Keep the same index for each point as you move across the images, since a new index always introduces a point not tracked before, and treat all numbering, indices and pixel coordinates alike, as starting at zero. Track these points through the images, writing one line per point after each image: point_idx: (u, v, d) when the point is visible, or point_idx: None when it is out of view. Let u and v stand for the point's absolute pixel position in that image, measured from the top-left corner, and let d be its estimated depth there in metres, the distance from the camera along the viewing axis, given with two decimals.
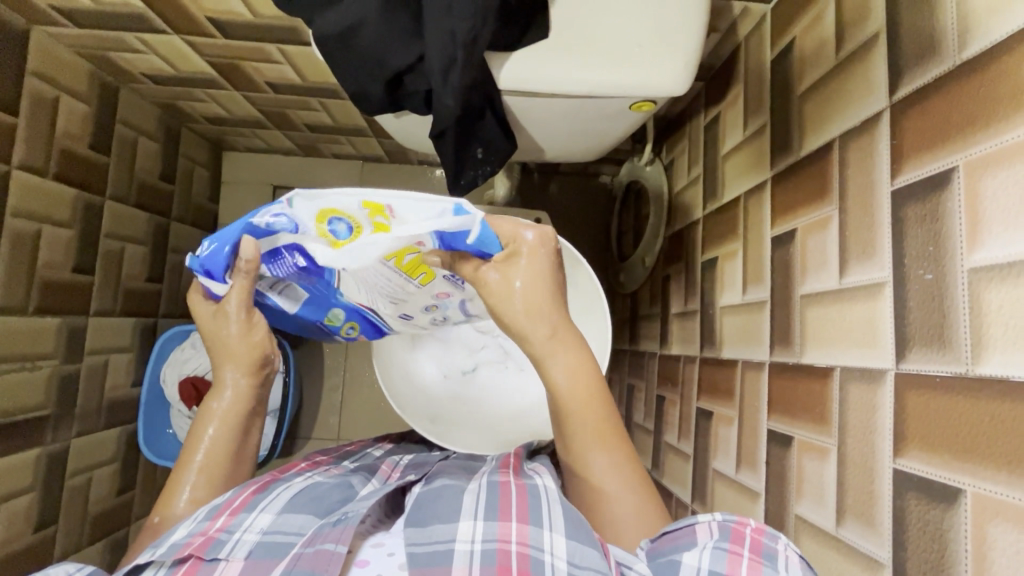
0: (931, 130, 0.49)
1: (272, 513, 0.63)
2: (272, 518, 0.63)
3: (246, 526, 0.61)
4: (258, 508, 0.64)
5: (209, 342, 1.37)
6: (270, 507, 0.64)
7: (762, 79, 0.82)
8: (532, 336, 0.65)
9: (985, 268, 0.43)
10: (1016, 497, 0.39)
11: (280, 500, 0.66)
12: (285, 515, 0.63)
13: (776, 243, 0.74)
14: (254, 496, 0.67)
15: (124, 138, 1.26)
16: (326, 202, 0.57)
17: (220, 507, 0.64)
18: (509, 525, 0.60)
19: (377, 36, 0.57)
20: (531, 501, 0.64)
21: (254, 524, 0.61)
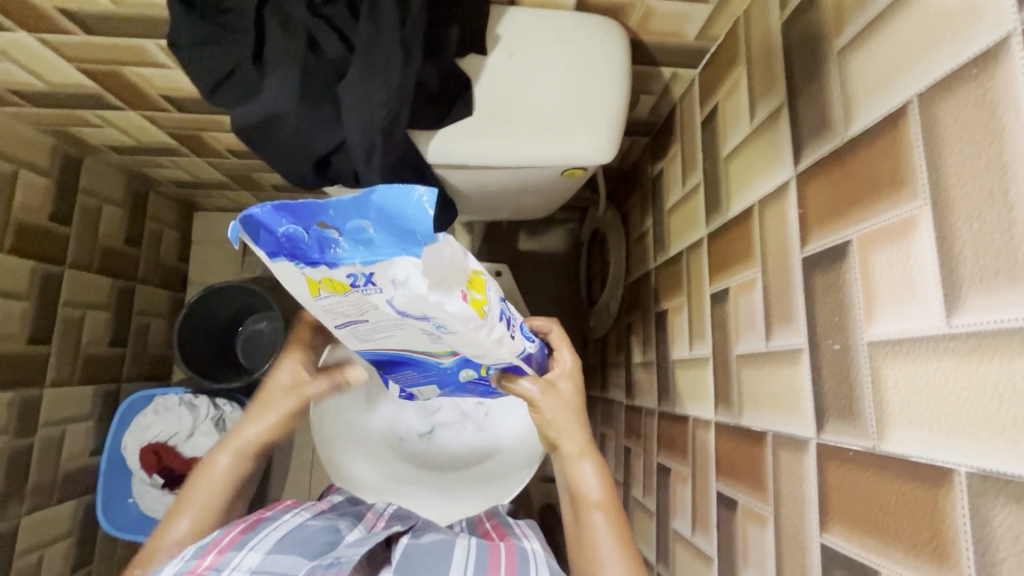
0: (831, 202, 0.50)
1: (261, 552, 0.60)
2: (261, 558, 0.59)
3: (235, 565, 0.57)
4: (247, 546, 0.61)
5: (171, 406, 1.35)
6: (259, 546, 0.61)
7: (694, 139, 0.84)
8: (569, 447, 0.75)
9: (881, 343, 0.43)
10: None
11: (268, 540, 0.63)
12: (274, 555, 0.60)
13: (714, 301, 0.75)
14: (241, 535, 0.63)
15: (87, 206, 1.27)
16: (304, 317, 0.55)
17: (208, 544, 0.61)
18: None
19: (297, 127, 0.57)
20: (520, 561, 0.63)
21: (243, 562, 0.58)
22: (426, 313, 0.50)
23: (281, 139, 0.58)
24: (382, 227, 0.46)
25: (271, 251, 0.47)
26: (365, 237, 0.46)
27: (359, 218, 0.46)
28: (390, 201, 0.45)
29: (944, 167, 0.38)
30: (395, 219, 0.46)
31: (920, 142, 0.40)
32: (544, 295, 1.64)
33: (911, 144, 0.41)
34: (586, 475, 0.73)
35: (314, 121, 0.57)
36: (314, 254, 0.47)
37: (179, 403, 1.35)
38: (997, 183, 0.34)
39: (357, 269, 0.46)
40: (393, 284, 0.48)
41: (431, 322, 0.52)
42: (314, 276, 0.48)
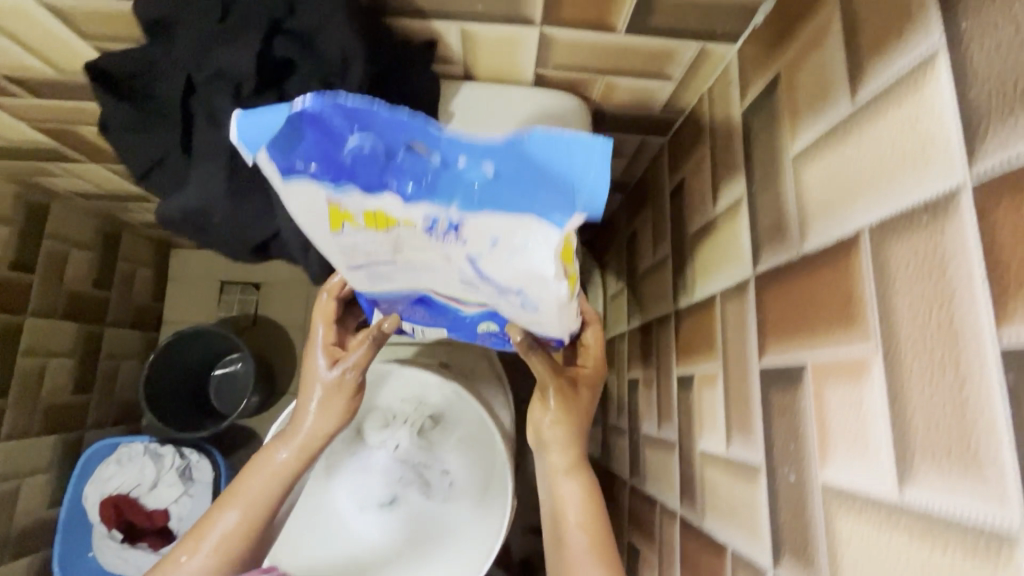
0: (787, 317, 0.47)
1: None
2: None
3: None
4: None
5: (135, 456, 1.30)
6: None
7: (663, 208, 0.82)
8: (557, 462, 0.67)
9: (835, 490, 0.39)
10: None
11: None
12: None
13: (680, 385, 0.71)
14: None
15: (53, 252, 1.24)
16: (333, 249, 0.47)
17: None
18: None
19: (227, 220, 0.54)
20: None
21: None
22: (523, 287, 0.47)
23: (213, 229, 0.56)
24: (511, 184, 0.40)
25: (294, 159, 0.39)
26: (478, 181, 0.40)
27: (468, 161, 0.39)
28: (529, 154, 0.39)
29: (898, 317, 0.34)
30: (530, 185, 0.40)
31: (873, 278, 0.36)
32: None
33: (863, 278, 0.37)
34: (569, 494, 0.65)
35: (244, 214, 0.54)
36: (372, 181, 0.40)
37: (143, 452, 1.30)
38: (949, 351, 0.31)
39: (444, 215, 0.42)
40: (492, 243, 0.44)
41: (511, 288, 0.48)
42: (356, 209, 0.42)
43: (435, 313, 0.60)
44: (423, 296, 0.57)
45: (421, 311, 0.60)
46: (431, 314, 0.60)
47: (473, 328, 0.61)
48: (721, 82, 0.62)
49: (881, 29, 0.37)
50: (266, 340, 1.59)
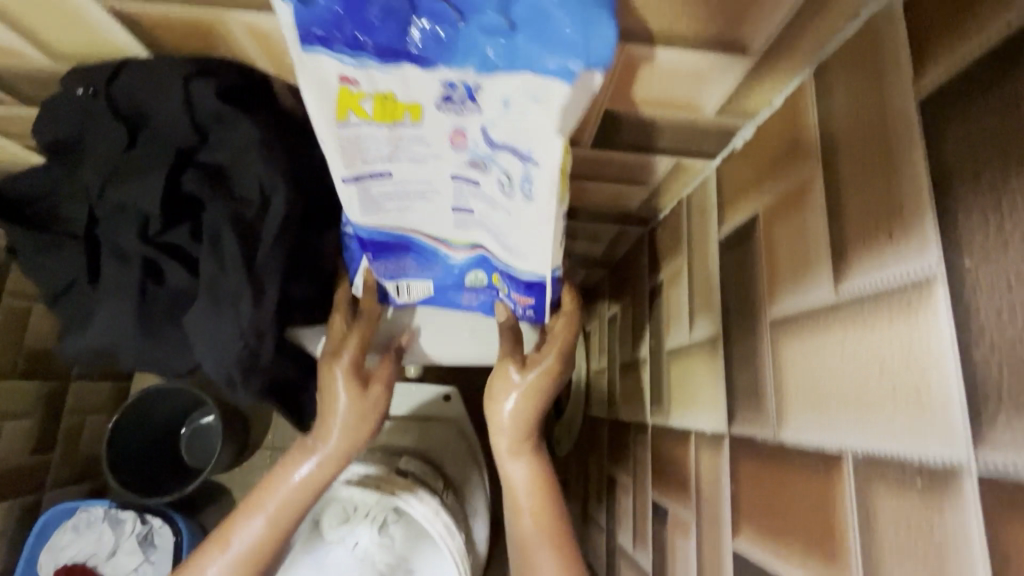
0: (762, 508, 0.40)
1: None
2: None
3: None
4: None
5: (93, 523, 1.24)
6: None
7: (642, 304, 0.76)
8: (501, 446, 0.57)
9: None
10: None
11: None
12: None
13: (655, 512, 0.65)
14: None
15: (13, 310, 1.19)
16: (337, 144, 0.41)
17: None
18: None
19: (140, 356, 0.48)
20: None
21: None
22: (533, 152, 0.39)
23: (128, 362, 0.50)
24: (530, 33, 0.33)
25: (304, 26, 0.33)
26: (498, 37, 0.33)
27: (492, 13, 0.33)
28: (544, 4, 0.32)
29: None
30: (550, 27, 0.32)
31: (857, 524, 0.30)
32: None
33: (846, 515, 0.31)
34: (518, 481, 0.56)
35: (159, 350, 0.48)
36: (387, 44, 0.34)
37: (102, 518, 1.24)
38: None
39: (464, 78, 0.35)
40: (504, 107, 0.37)
41: (524, 163, 0.40)
42: (367, 89, 0.37)
43: (421, 263, 0.54)
44: (420, 232, 0.50)
45: (404, 264, 0.54)
46: (423, 265, 0.54)
47: (460, 284, 0.56)
48: (699, 195, 0.56)
49: (871, 222, 0.31)
50: None
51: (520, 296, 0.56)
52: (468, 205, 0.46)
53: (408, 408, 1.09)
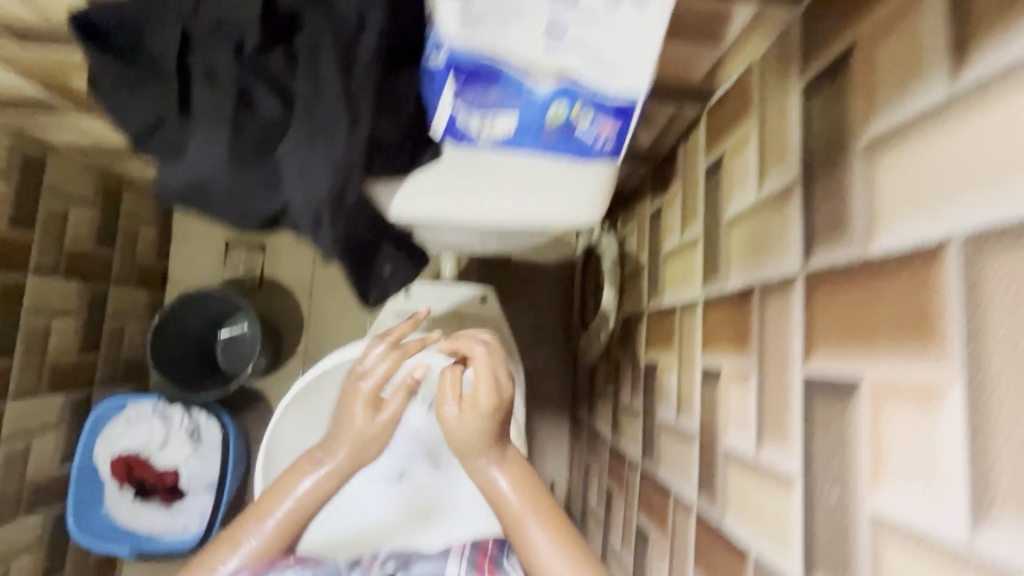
0: (841, 322, 0.43)
1: None
2: None
3: None
4: None
5: (143, 416, 1.31)
6: None
7: (696, 185, 0.76)
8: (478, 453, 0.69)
9: (888, 518, 0.36)
10: None
11: None
12: None
13: (705, 376, 0.68)
14: None
15: (52, 208, 1.20)
16: None
17: None
18: None
19: (231, 192, 0.50)
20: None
21: None
22: None
23: (218, 202, 0.52)
24: None
25: None
26: None
27: None
28: None
29: (988, 336, 0.30)
30: None
31: (960, 297, 0.32)
32: (535, 308, 1.58)
33: (946, 294, 0.33)
34: (503, 484, 0.68)
35: (250, 186, 0.50)
36: None
37: (151, 413, 1.32)
38: None
39: None
40: None
41: None
42: None
43: (503, 95, 0.53)
44: (507, 64, 0.51)
45: (486, 95, 0.53)
46: (503, 102, 0.53)
47: (540, 119, 0.54)
48: (778, 48, 0.55)
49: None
50: (272, 300, 1.58)
51: (605, 123, 0.55)
52: (565, 20, 0.48)
53: (447, 306, 1.13)
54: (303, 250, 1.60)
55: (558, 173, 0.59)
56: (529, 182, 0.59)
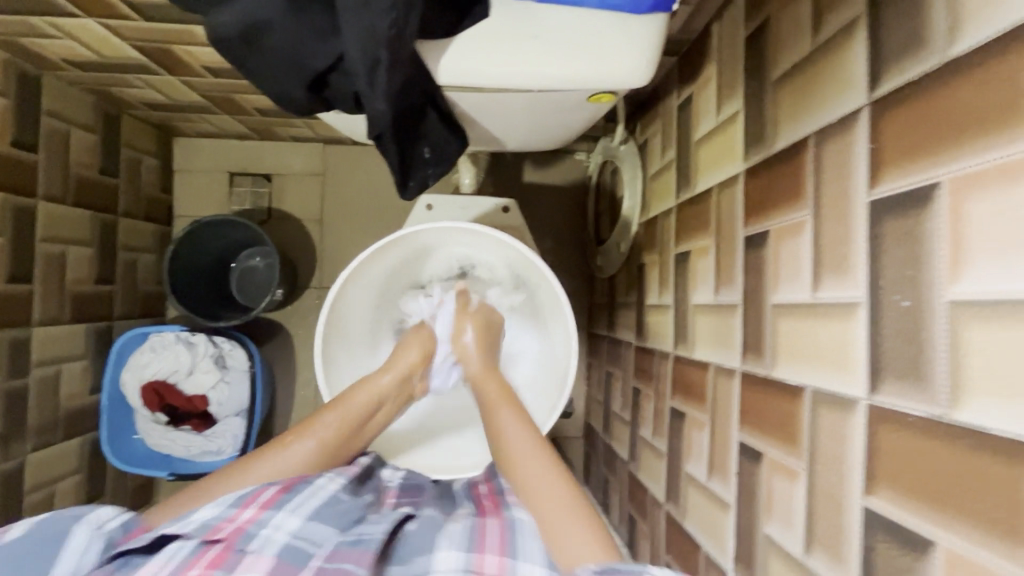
0: (914, 138, 0.43)
1: (300, 517, 0.64)
2: (299, 522, 0.63)
3: (276, 525, 0.61)
4: (284, 508, 0.64)
5: (168, 344, 1.32)
6: (298, 511, 0.65)
7: (735, 59, 0.75)
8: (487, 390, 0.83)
9: (967, 302, 0.38)
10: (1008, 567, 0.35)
11: (306, 506, 0.66)
12: (312, 523, 0.64)
13: (748, 245, 0.69)
14: (280, 494, 0.67)
15: (54, 131, 1.15)
16: None
17: (247, 498, 0.66)
18: (486, 555, 0.60)
19: (286, 36, 0.52)
20: (508, 535, 0.64)
21: (283, 524, 0.62)
22: None
23: (271, 48, 0.53)
24: None
25: None
26: None
27: None
28: None
29: None
30: None
31: None
32: (550, 230, 1.57)
33: None
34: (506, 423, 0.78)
35: (307, 29, 0.52)
36: None
37: (175, 341, 1.32)
38: None
39: None
40: None
41: None
42: None
43: None
44: None
45: None
46: None
47: None
48: None
49: None
50: (283, 232, 1.56)
51: None
52: None
53: (471, 217, 1.12)
54: (311, 179, 1.57)
55: (608, 29, 0.58)
56: (577, 39, 0.59)
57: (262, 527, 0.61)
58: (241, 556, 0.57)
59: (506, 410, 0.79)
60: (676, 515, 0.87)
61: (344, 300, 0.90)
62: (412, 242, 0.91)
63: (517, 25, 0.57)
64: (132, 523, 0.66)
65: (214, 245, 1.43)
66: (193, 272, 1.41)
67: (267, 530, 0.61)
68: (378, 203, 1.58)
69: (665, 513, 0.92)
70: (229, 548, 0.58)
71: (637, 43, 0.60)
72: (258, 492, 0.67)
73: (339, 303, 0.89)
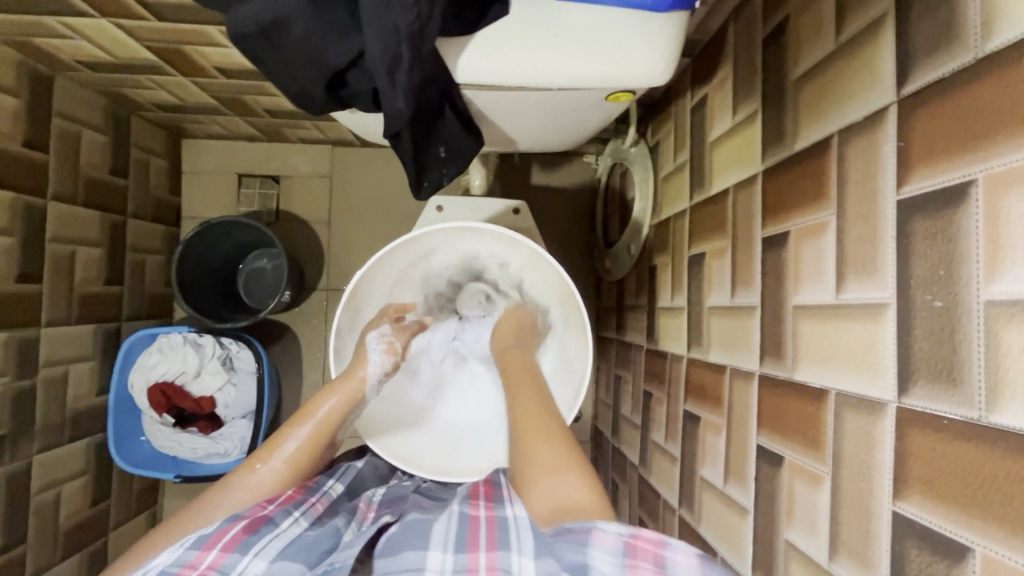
0: (946, 135, 0.43)
1: (264, 560, 0.60)
2: (264, 565, 0.59)
3: (239, 572, 0.58)
4: (249, 552, 0.60)
5: (175, 345, 1.31)
6: (263, 553, 0.61)
7: (752, 58, 0.75)
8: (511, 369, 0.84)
9: (1004, 302, 0.38)
10: None
11: (272, 546, 0.62)
12: (278, 563, 0.60)
13: (767, 246, 0.68)
14: (244, 534, 0.63)
15: (65, 131, 1.16)
16: None
17: (207, 538, 0.61)
18: (479, 555, 0.59)
19: (307, 32, 0.52)
20: (500, 532, 0.64)
21: (247, 569, 0.58)
22: None
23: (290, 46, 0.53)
24: None
25: None
26: None
27: None
28: None
29: None
30: None
31: None
32: (558, 233, 1.57)
33: None
34: (531, 407, 0.78)
35: (327, 26, 0.52)
36: None
37: (183, 342, 1.32)
38: None
39: None
40: None
41: None
42: None
43: None
44: None
45: None
46: None
47: None
48: None
49: None
50: (290, 233, 1.55)
51: None
52: None
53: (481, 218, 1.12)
54: (319, 180, 1.56)
55: (628, 27, 0.58)
56: (597, 37, 0.58)
57: (225, 575, 0.57)
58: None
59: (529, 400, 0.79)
60: (691, 520, 0.85)
61: (351, 322, 0.90)
62: (424, 243, 0.91)
63: (539, 23, 0.57)
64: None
65: (223, 247, 1.43)
66: (201, 273, 1.40)
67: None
68: (386, 205, 1.57)
69: (679, 519, 0.90)
70: None
71: (657, 43, 0.59)
72: (220, 531, 0.62)
73: (348, 318, 0.89)
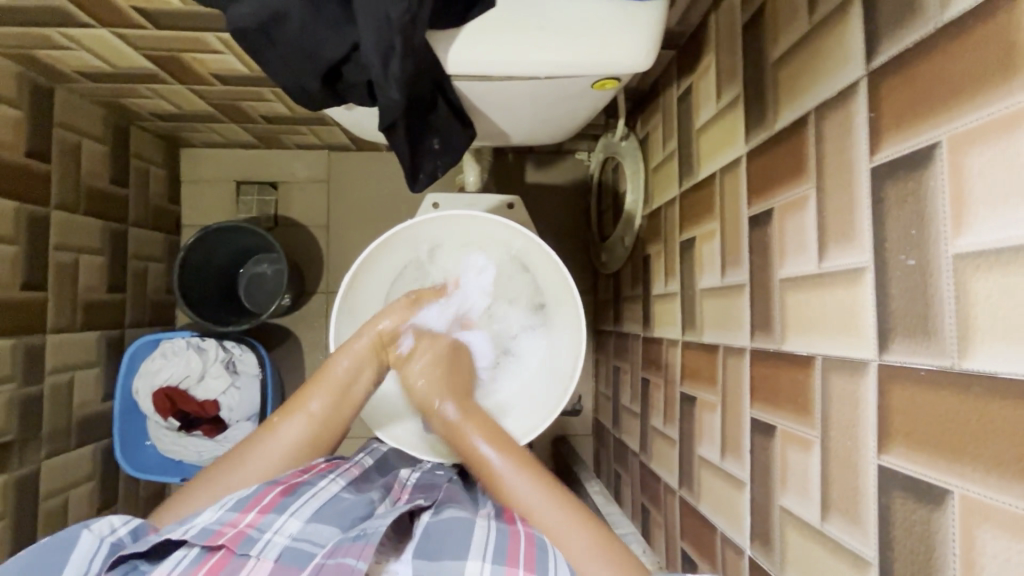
0: (914, 102, 0.45)
1: (301, 519, 0.68)
2: (301, 525, 0.67)
3: (276, 529, 0.66)
4: (287, 511, 0.68)
5: (179, 350, 1.33)
6: (300, 513, 0.69)
7: (733, 45, 0.77)
8: (461, 425, 0.82)
9: (971, 254, 0.40)
10: (1019, 505, 0.36)
11: (309, 506, 0.70)
12: (314, 523, 0.68)
13: (753, 224, 0.70)
14: (282, 496, 0.70)
15: (67, 142, 1.18)
16: None
17: (249, 501, 0.68)
18: (517, 573, 0.61)
19: (304, 26, 0.55)
20: (539, 547, 0.65)
21: (284, 527, 0.66)
22: None
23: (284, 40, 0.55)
24: None
25: None
26: None
27: None
28: None
29: None
30: None
31: None
32: (553, 229, 1.59)
33: None
34: (487, 452, 0.78)
35: (322, 22, 0.55)
36: None
37: (186, 347, 1.33)
38: None
39: None
40: None
41: None
42: None
43: None
44: None
45: None
46: None
47: None
48: None
49: None
50: (289, 238, 1.58)
51: None
52: None
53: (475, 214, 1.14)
54: (317, 185, 1.59)
55: (608, 16, 0.61)
56: (582, 26, 0.61)
57: (262, 531, 0.65)
58: (243, 561, 0.62)
59: (480, 439, 0.79)
60: (691, 499, 0.87)
61: (347, 320, 0.93)
62: (418, 236, 0.94)
63: (524, 15, 0.60)
64: (142, 529, 0.68)
65: (222, 252, 1.45)
66: (201, 278, 1.42)
67: (269, 534, 0.65)
68: (383, 207, 1.60)
69: (680, 500, 0.91)
70: (229, 553, 0.62)
71: (639, 30, 0.62)
72: (260, 494, 0.70)
73: (346, 312, 0.92)
